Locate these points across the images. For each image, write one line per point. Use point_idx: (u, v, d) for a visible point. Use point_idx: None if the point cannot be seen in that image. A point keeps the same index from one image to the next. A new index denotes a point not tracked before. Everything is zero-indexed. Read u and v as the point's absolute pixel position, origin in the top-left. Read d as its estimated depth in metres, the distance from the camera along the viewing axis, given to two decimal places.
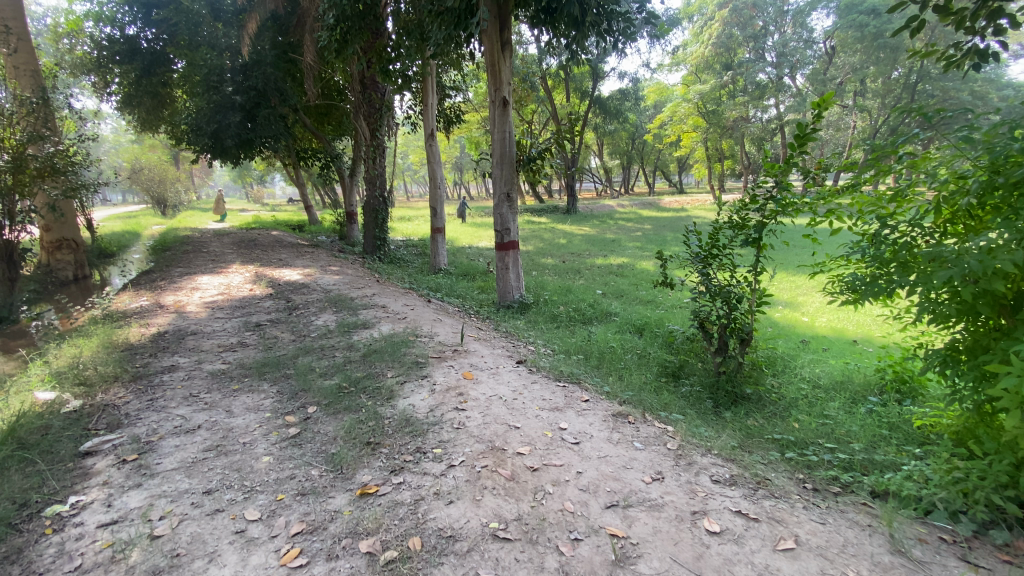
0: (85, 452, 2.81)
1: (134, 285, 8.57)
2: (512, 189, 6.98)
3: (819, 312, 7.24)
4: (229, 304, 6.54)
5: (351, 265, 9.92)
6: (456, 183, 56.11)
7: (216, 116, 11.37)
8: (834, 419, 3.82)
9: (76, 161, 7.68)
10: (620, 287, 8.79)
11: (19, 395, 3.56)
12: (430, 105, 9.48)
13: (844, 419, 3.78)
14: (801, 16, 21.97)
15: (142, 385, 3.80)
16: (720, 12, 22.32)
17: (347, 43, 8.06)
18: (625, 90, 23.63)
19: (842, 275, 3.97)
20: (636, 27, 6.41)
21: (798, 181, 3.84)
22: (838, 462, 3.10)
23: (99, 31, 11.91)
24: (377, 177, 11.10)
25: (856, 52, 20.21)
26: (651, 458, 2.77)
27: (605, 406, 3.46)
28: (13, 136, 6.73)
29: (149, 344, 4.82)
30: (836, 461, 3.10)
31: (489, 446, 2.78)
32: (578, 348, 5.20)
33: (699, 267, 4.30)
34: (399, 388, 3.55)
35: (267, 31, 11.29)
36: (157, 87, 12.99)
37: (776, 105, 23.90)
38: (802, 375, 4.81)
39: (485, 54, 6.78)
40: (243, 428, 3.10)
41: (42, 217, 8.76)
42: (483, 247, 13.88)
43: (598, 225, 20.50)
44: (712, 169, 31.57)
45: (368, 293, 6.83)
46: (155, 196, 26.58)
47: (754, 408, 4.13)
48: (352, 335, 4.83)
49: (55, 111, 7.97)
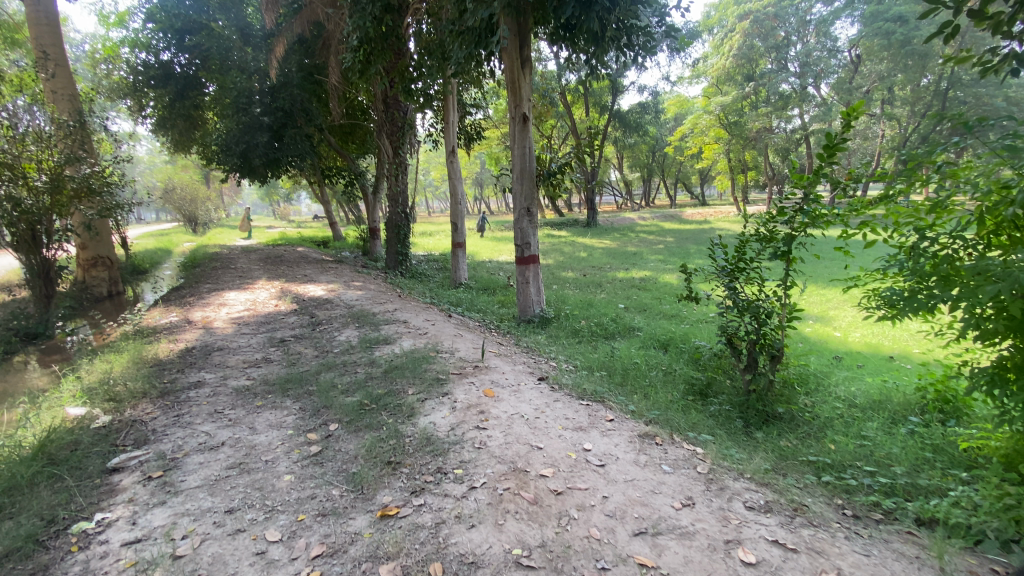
0: (112, 468, 2.84)
1: (164, 301, 8.81)
2: (532, 204, 6.97)
3: (852, 327, 6.99)
4: (254, 320, 6.65)
5: (373, 280, 10.03)
6: (477, 198, 56.67)
7: (245, 136, 11.72)
8: (873, 441, 3.63)
9: (111, 181, 7.97)
10: (642, 301, 8.66)
11: (51, 411, 3.64)
12: (451, 122, 9.60)
13: (884, 440, 3.59)
14: (824, 25, 21.19)
15: (168, 401, 3.85)
16: (740, 23, 22.20)
17: (370, 64, 8.24)
18: (645, 103, 23.61)
19: (878, 289, 3.80)
20: (656, 41, 6.40)
21: (829, 192, 3.71)
22: (878, 486, 2.92)
23: (135, 57, 12.45)
24: (399, 193, 11.25)
25: (883, 60, 19.82)
26: (681, 482, 2.65)
27: (630, 426, 3.36)
28: (52, 158, 7.00)
29: (177, 359, 4.91)
30: (877, 486, 2.93)
31: (511, 468, 2.71)
32: (601, 364, 5.11)
33: (725, 281, 4.18)
34: (420, 406, 3.52)
35: (294, 54, 11.68)
36: (189, 110, 13.49)
37: (800, 115, 23.50)
38: (836, 393, 4.60)
39: (505, 71, 6.84)
40: (265, 445, 3.11)
41: (80, 236, 9.10)
42: (504, 262, 13.89)
43: (620, 238, 20.36)
44: (735, 180, 31.16)
45: (390, 308, 6.87)
46: (187, 214, 27.52)
47: (786, 428, 3.96)
48: (374, 351, 4.83)
49: (92, 134, 8.30)
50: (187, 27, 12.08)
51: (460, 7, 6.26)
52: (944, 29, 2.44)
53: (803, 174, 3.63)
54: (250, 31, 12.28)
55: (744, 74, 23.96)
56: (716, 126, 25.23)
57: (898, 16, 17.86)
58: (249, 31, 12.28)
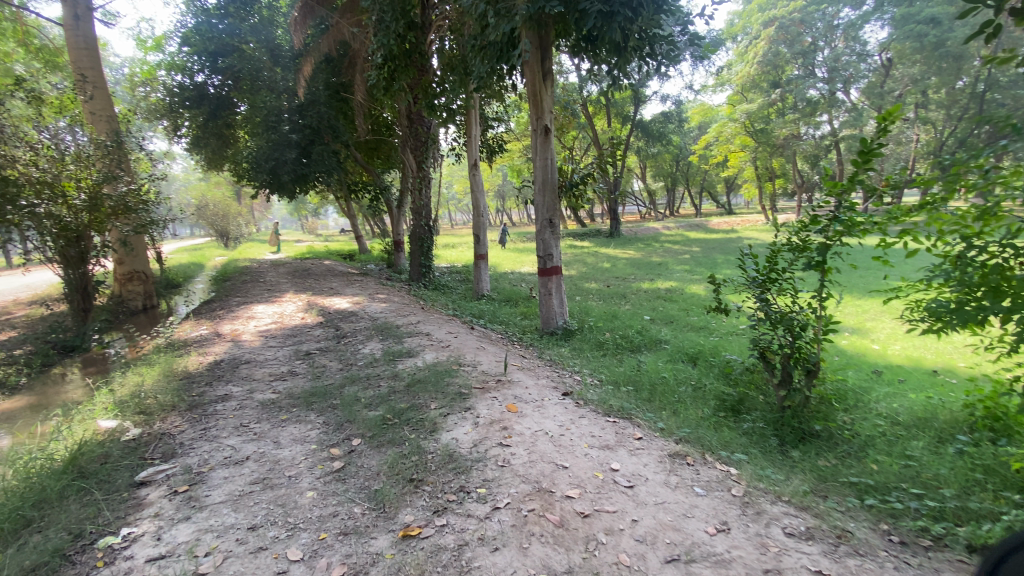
0: (140, 482, 2.87)
1: (196, 314, 9.04)
2: (554, 216, 6.92)
3: (891, 339, 6.69)
4: (281, 333, 6.74)
5: (397, 293, 10.12)
6: (499, 210, 57.02)
7: (274, 153, 12.03)
8: (919, 461, 3.42)
9: (147, 199, 8.24)
10: (669, 312, 8.49)
11: (84, 423, 3.73)
12: (474, 136, 9.67)
13: (931, 461, 3.37)
14: (853, 30, 20.55)
15: (196, 414, 3.91)
16: (765, 30, 21.90)
17: (394, 81, 8.34)
18: (668, 113, 23.42)
19: (921, 300, 3.61)
20: (680, 50, 6.30)
21: (865, 200, 3.56)
22: (926, 510, 2.73)
23: (171, 79, 12.99)
24: (423, 207, 11.35)
25: (915, 63, 19.24)
26: (714, 505, 2.53)
27: (659, 444, 3.23)
28: (90, 177, 7.26)
29: (206, 372, 5.00)
30: (925, 510, 2.74)
31: (536, 488, 2.63)
32: (627, 379, 4.99)
33: (757, 293, 4.04)
34: (443, 421, 3.47)
35: (321, 73, 12.02)
36: (222, 129, 13.98)
37: (829, 121, 22.91)
38: (877, 409, 4.37)
39: (527, 84, 6.85)
40: (289, 460, 3.10)
41: (117, 252, 9.45)
42: (526, 273, 13.85)
43: (644, 249, 20.13)
44: (762, 188, 30.54)
45: (413, 321, 6.88)
46: (219, 230, 28.44)
47: (824, 447, 3.77)
48: (397, 364, 4.82)
49: (129, 153, 8.59)
50: (221, 50, 12.54)
51: (482, 23, 6.31)
52: (985, 29, 2.31)
53: (838, 182, 3.49)
54: (279, 51, 12.65)
55: (769, 82, 23.63)
56: (742, 133, 25.59)
57: (931, 18, 17.55)
58: (278, 52, 12.66)
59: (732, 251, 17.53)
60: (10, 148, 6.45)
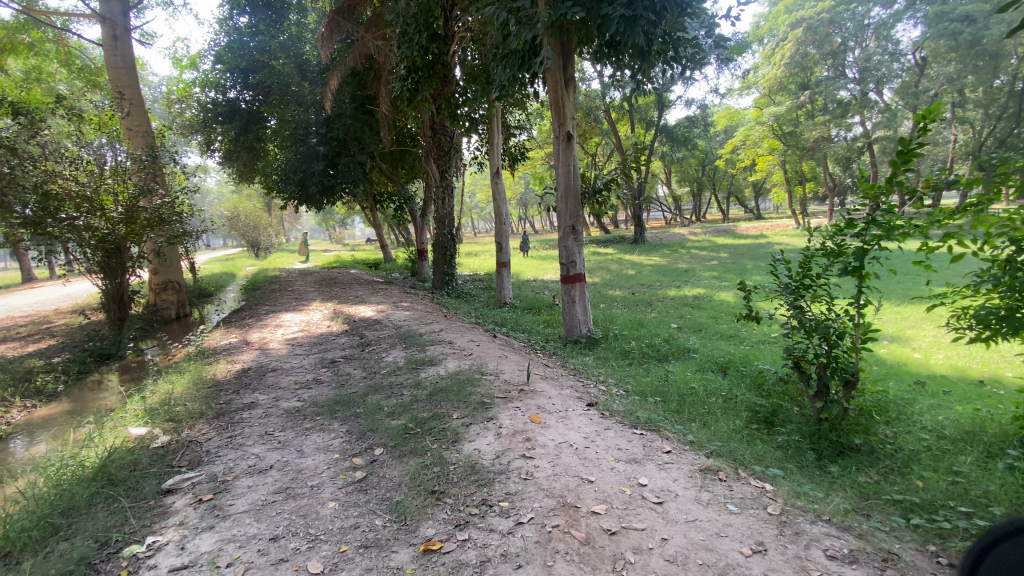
0: (166, 490, 2.91)
1: (226, 323, 9.25)
2: (577, 222, 6.85)
3: (933, 348, 6.38)
4: (307, 341, 6.82)
5: (421, 301, 10.17)
6: (522, 218, 57.10)
7: (302, 165, 12.30)
8: (968, 477, 3.20)
9: (181, 211, 8.47)
10: (697, 320, 8.28)
11: (115, 431, 3.82)
12: (496, 144, 9.69)
13: (982, 477, 3.16)
14: (885, 28, 20.11)
15: (223, 421, 3.96)
16: (792, 32, 21.46)
17: (418, 91, 8.39)
18: (694, 117, 23.12)
19: (968, 307, 3.42)
20: (705, 53, 6.20)
21: (905, 201, 3.39)
22: (979, 531, 2.54)
23: (204, 95, 13.46)
24: (446, 216, 11.42)
25: (951, 61, 18.60)
26: (749, 525, 2.39)
27: (689, 459, 3.11)
28: (127, 190, 7.53)
29: (234, 380, 5.08)
30: (976, 530, 2.55)
31: (560, 502, 2.55)
32: (655, 389, 4.86)
33: (790, 301, 3.88)
34: (465, 431, 3.42)
35: (347, 86, 12.28)
36: (252, 142, 14.39)
37: (862, 122, 22.23)
38: (920, 422, 4.13)
39: (549, 90, 6.83)
40: (312, 470, 3.09)
41: (153, 263, 9.77)
42: (549, 280, 13.77)
43: (669, 255, 19.83)
44: (792, 192, 29.79)
45: (436, 329, 6.87)
46: (250, 240, 29.26)
47: (865, 462, 3.58)
48: (420, 372, 4.81)
49: (164, 167, 8.77)
50: (251, 66, 12.93)
51: (504, 31, 6.30)
52: None
53: (875, 183, 3.33)
54: (307, 66, 12.96)
55: (798, 83, 23.15)
56: (770, 136, 24.88)
57: (965, 15, 16.91)
58: (306, 66, 12.97)
59: (762, 256, 17.10)
60: (53, 164, 6.84)
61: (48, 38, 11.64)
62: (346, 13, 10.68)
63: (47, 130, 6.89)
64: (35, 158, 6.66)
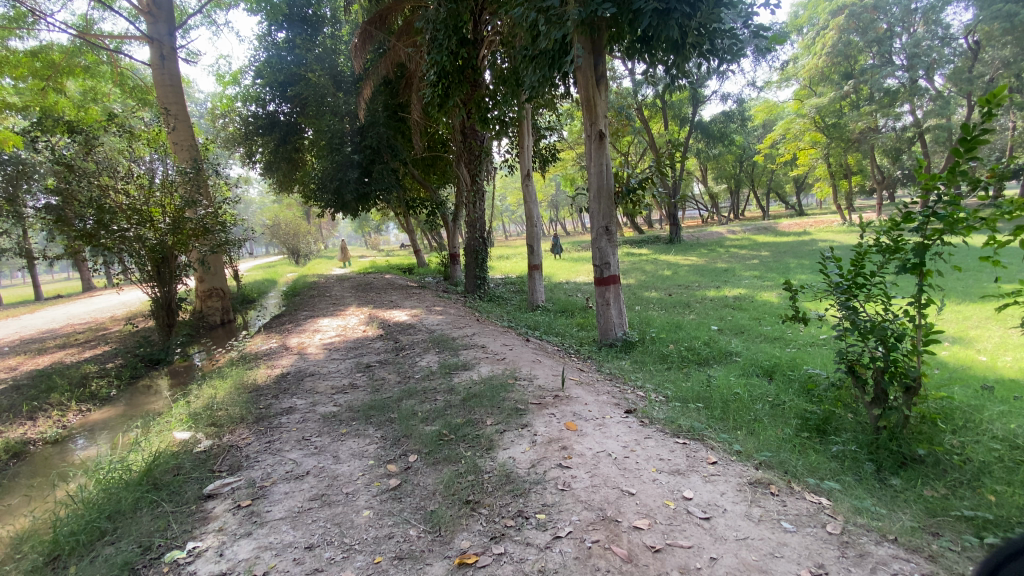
0: (207, 494, 2.97)
1: (267, 329, 9.52)
2: (611, 222, 6.70)
3: (1000, 350, 5.90)
4: (344, 346, 6.90)
5: (454, 305, 10.19)
6: (553, 220, 56.99)
7: (338, 173, 12.59)
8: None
9: (224, 221, 8.74)
10: (738, 321, 7.98)
11: (161, 435, 3.94)
12: (527, 146, 9.63)
13: None
14: (933, 13, 18.95)
15: (263, 426, 4.02)
16: (834, 20, 20.55)
17: (449, 96, 8.44)
18: (730, 112, 22.57)
19: None
20: (742, 44, 5.95)
21: (968, 192, 3.14)
22: None
23: (246, 109, 13.97)
24: (477, 220, 11.44)
25: (1005, 44, 17.54)
26: (807, 545, 2.21)
27: (737, 470, 2.93)
28: (173, 203, 7.84)
29: (273, 385, 5.17)
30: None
31: (600, 516, 2.43)
32: (697, 395, 4.69)
33: (842, 301, 3.66)
34: (499, 438, 3.34)
35: (380, 95, 12.53)
36: (291, 153, 14.85)
37: (912, 111, 21.10)
38: (990, 430, 3.78)
39: (580, 90, 6.72)
40: (347, 476, 3.08)
41: (198, 271, 10.18)
42: (582, 282, 13.59)
43: (706, 254, 19.28)
44: (837, 186, 28.59)
45: (468, 333, 6.83)
46: (291, 248, 30.27)
47: (931, 475, 3.32)
48: (453, 377, 4.77)
49: (208, 179, 9.07)
50: (289, 79, 13.34)
51: (534, 31, 6.23)
52: None
53: (934, 174, 3.11)
54: (341, 77, 13.22)
55: (841, 73, 22.16)
56: (812, 129, 23.89)
57: None
58: (340, 77, 13.24)
59: (806, 254, 16.38)
60: (107, 179, 7.23)
61: (102, 60, 12.32)
62: (378, 23, 10.66)
63: (101, 148, 7.28)
64: (89, 174, 7.03)
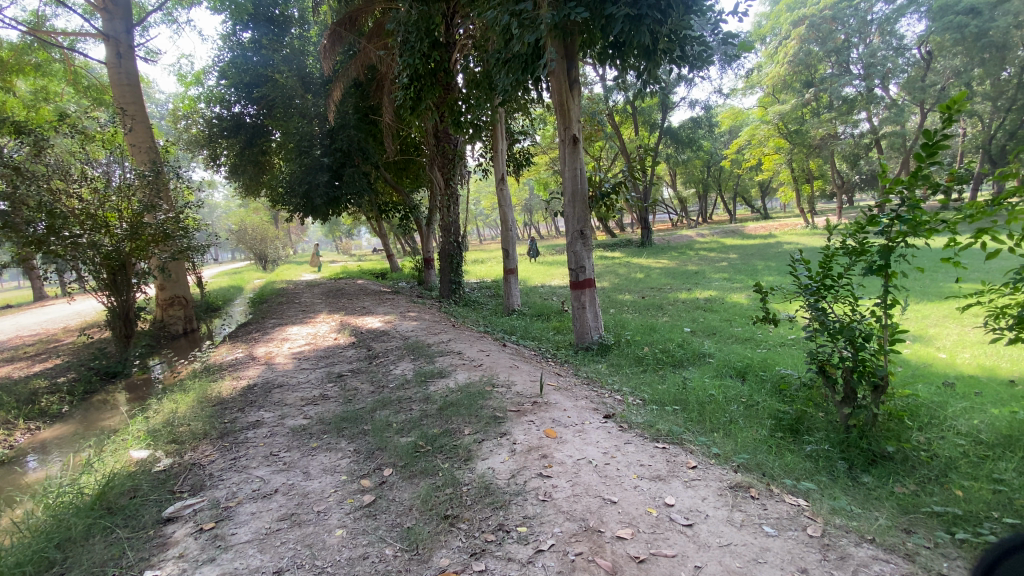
0: (167, 518, 2.79)
1: (233, 338, 9.17)
2: (586, 226, 6.71)
3: (958, 347, 6.16)
4: (314, 355, 6.69)
5: (428, 310, 10.04)
6: (526, 225, 57.22)
7: (307, 177, 12.27)
8: (1011, 485, 3.11)
9: (185, 226, 8.36)
10: (710, 323, 8.12)
11: (117, 454, 3.71)
12: (500, 150, 9.64)
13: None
14: (888, 24, 19.80)
15: (227, 442, 3.83)
16: (795, 30, 21.30)
17: (421, 99, 8.32)
18: (698, 118, 23.16)
19: (1004, 304, 3.26)
20: (712, 51, 6.05)
21: (928, 195, 3.25)
22: None
23: (209, 110, 13.50)
24: (451, 224, 11.32)
25: (955, 55, 18.49)
26: (789, 549, 2.19)
27: (718, 474, 2.92)
28: (131, 207, 7.47)
29: (239, 398, 4.94)
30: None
31: (582, 527, 2.38)
32: (673, 397, 4.72)
33: (811, 302, 3.74)
34: (477, 449, 3.26)
35: (349, 97, 12.30)
36: (257, 156, 14.43)
37: (868, 118, 22.06)
38: (955, 426, 3.94)
39: (554, 95, 6.73)
40: (318, 493, 2.95)
41: (159, 278, 9.75)
42: (557, 286, 13.61)
43: (676, 257, 19.63)
44: (800, 190, 29.63)
45: (444, 339, 6.72)
46: (258, 253, 29.46)
47: (900, 472, 3.43)
48: (429, 386, 4.65)
49: (169, 182, 8.66)
50: (255, 80, 12.97)
51: (507, 35, 6.20)
52: None
53: (898, 178, 3.21)
54: (309, 79, 12.95)
55: (802, 81, 22.95)
56: (776, 135, 24.66)
57: (970, 8, 16.98)
58: (309, 79, 12.97)
59: (773, 257, 16.83)
60: (61, 183, 6.84)
61: (55, 58, 11.78)
62: (348, 24, 10.49)
63: (53, 149, 6.91)
64: (40, 178, 6.58)
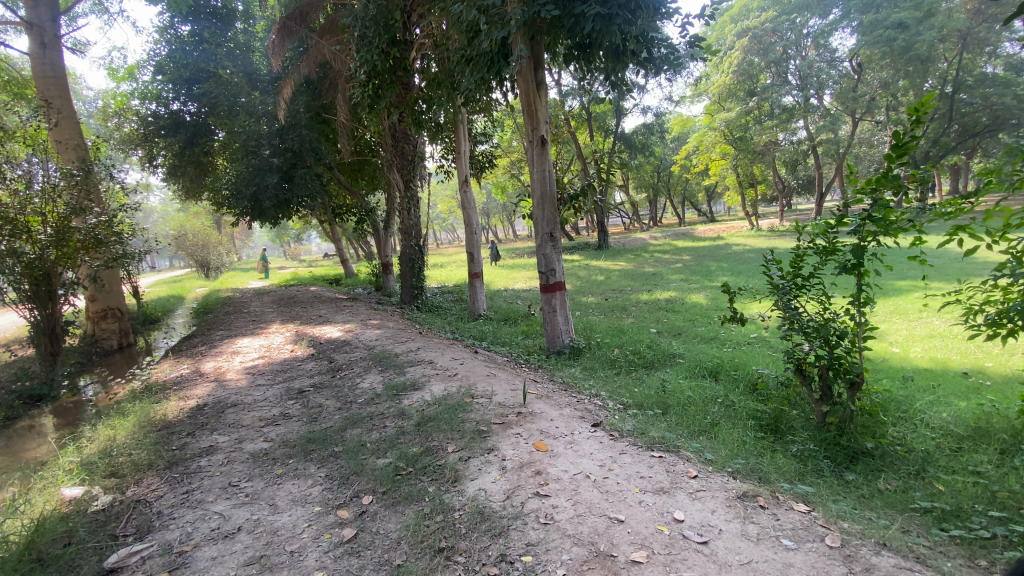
0: (109, 569, 2.39)
1: (175, 352, 8.42)
2: (555, 228, 6.57)
3: (910, 341, 6.46)
4: (270, 369, 6.20)
5: (390, 317, 9.63)
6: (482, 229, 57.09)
7: (255, 179, 11.54)
8: (989, 476, 3.18)
9: (120, 231, 7.61)
10: (675, 324, 8.16)
11: (44, 493, 3.19)
12: (462, 151, 9.37)
13: (1002, 477, 3.11)
14: (823, 37, 21.08)
15: (177, 473, 3.40)
16: (739, 41, 22.11)
17: (379, 98, 7.94)
18: (650, 124, 23.77)
19: (973, 301, 3.34)
20: (680, 55, 6.04)
21: (896, 196, 3.29)
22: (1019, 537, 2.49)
23: (144, 107, 12.50)
24: (411, 227, 10.92)
25: (883, 67, 19.78)
26: (813, 563, 2.09)
27: (720, 484, 2.80)
28: (56, 210, 6.71)
29: (186, 421, 4.45)
30: (1017, 538, 2.47)
31: (593, 552, 2.19)
32: (653, 400, 4.63)
33: (786, 302, 3.74)
34: (464, 468, 3.01)
35: (301, 95, 11.71)
36: (199, 156, 13.50)
37: (805, 126, 23.31)
38: (926, 420, 4.04)
39: (521, 95, 6.56)
40: (289, 530, 2.61)
41: (88, 289, 8.86)
42: (519, 289, 13.47)
43: (633, 259, 19.93)
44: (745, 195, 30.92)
45: (412, 347, 6.38)
46: (199, 260, 27.70)
47: (881, 467, 3.45)
48: (402, 400, 4.33)
49: (98, 183, 7.87)
50: (195, 76, 12.12)
51: (471, 31, 5.97)
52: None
53: (868, 179, 3.22)
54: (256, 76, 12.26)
55: (745, 90, 23.98)
56: (721, 142, 25.62)
57: (898, 23, 18.07)
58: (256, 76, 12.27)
59: (725, 258, 17.40)
60: None
61: None
62: (298, 19, 9.95)
63: None
64: None
